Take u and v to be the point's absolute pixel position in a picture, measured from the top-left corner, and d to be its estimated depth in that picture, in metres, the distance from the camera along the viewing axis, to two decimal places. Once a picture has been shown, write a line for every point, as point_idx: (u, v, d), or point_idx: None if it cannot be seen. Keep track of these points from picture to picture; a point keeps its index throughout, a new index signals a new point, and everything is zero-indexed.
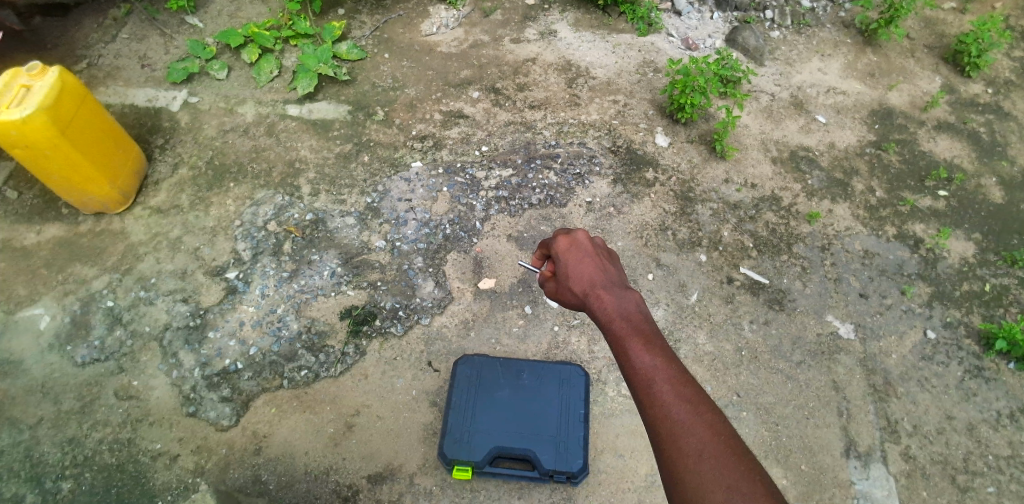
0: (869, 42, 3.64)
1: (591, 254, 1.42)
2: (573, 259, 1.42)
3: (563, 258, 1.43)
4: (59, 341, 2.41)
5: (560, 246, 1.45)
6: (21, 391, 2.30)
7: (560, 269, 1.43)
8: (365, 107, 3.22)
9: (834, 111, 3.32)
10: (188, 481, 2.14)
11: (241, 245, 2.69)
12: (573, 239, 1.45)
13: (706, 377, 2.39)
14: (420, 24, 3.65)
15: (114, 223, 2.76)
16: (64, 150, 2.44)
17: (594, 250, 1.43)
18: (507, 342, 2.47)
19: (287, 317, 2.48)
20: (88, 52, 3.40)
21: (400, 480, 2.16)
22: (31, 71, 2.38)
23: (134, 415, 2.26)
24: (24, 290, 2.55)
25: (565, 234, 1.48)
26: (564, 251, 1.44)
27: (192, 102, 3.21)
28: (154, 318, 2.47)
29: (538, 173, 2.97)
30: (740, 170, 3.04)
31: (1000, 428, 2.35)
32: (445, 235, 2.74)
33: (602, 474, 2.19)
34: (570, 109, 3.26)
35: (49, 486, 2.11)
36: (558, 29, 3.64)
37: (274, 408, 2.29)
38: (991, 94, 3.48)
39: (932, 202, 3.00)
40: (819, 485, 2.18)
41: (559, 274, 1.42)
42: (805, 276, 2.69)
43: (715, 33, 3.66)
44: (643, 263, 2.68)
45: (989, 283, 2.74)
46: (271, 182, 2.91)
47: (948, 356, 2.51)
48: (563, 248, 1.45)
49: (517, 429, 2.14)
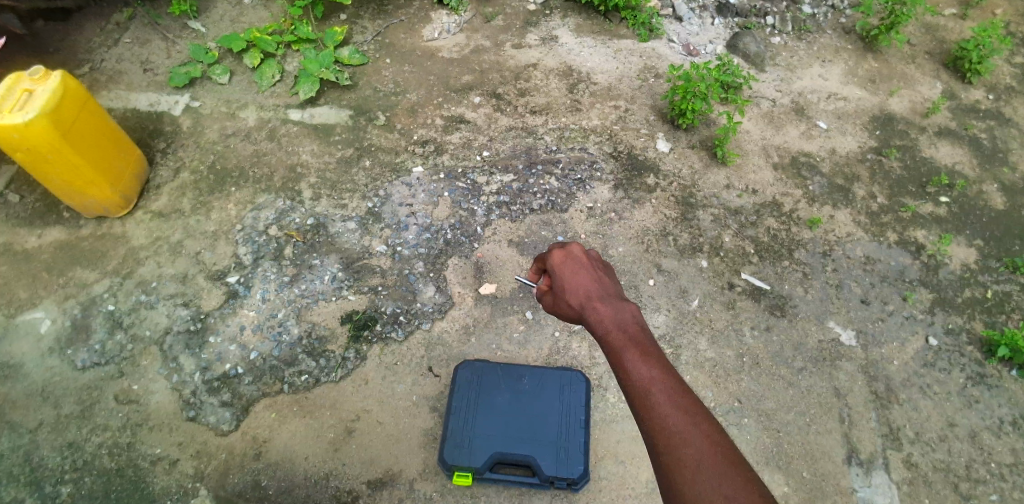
0: (869, 49, 3.65)
1: (586, 265, 1.42)
2: (569, 271, 1.41)
3: (559, 270, 1.42)
4: (59, 345, 2.41)
5: (555, 259, 1.45)
6: (21, 395, 2.30)
7: (556, 282, 1.42)
8: (367, 112, 3.23)
9: (835, 116, 3.33)
10: (187, 486, 2.14)
11: (242, 249, 2.69)
12: (568, 251, 1.44)
13: (707, 383, 2.39)
14: (421, 29, 3.66)
15: (115, 227, 2.76)
16: (66, 154, 2.44)
17: (589, 262, 1.43)
18: (508, 347, 2.46)
19: (288, 322, 2.48)
20: (91, 56, 3.42)
21: (400, 486, 2.16)
22: (33, 75, 2.37)
23: (134, 420, 2.25)
24: (25, 294, 2.55)
25: (559, 246, 1.48)
26: (559, 263, 1.43)
27: (194, 106, 3.22)
28: (155, 322, 2.47)
29: (539, 178, 2.98)
30: (741, 176, 3.04)
31: (1003, 435, 2.34)
32: (446, 240, 2.74)
33: (603, 480, 2.18)
34: (571, 115, 3.27)
35: (49, 491, 2.11)
36: (559, 35, 3.65)
37: (274, 413, 2.28)
38: (992, 100, 3.48)
39: (933, 208, 3.00)
40: (820, 492, 2.18)
41: (555, 287, 1.42)
42: (807, 282, 2.69)
43: (716, 39, 3.67)
44: (644, 269, 2.68)
45: (991, 290, 2.73)
46: (273, 187, 2.91)
47: (950, 363, 2.50)
48: (558, 260, 1.45)
49: (517, 435, 2.14)
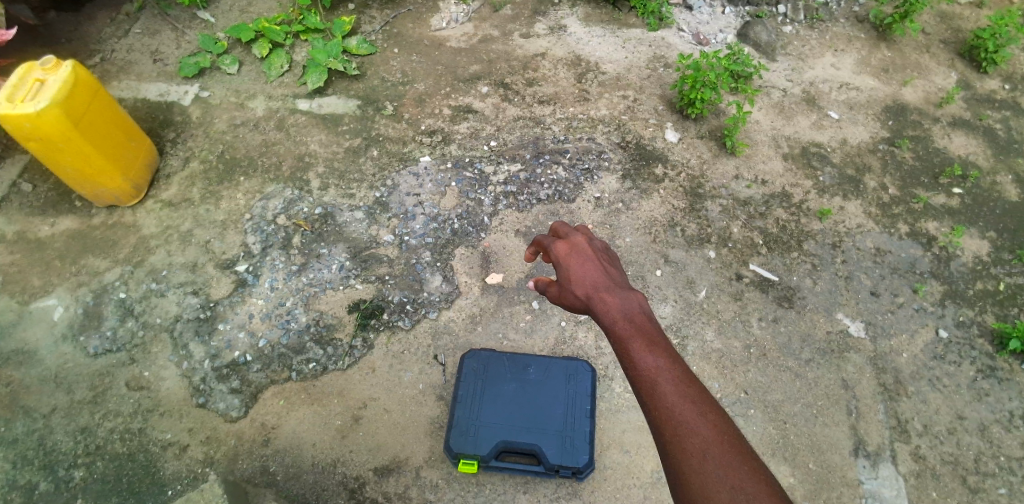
0: (883, 38, 3.60)
1: (593, 257, 1.42)
2: (575, 264, 1.41)
3: (564, 263, 1.42)
4: (72, 331, 2.44)
5: (561, 251, 1.45)
6: (35, 380, 2.34)
7: (563, 273, 1.42)
8: (375, 102, 3.23)
9: (847, 106, 3.28)
10: (198, 471, 2.17)
11: (251, 238, 2.71)
12: (574, 244, 1.45)
13: (713, 374, 2.38)
14: (430, 19, 3.65)
15: (126, 216, 2.79)
16: (77, 144, 2.46)
17: (595, 254, 1.43)
18: (514, 337, 2.47)
19: (296, 310, 2.50)
20: (101, 46, 3.44)
21: (407, 473, 2.17)
22: (44, 65, 2.39)
23: (145, 406, 2.28)
24: (38, 281, 2.59)
25: (565, 240, 1.49)
26: (565, 256, 1.44)
27: (204, 96, 3.24)
28: (165, 310, 2.49)
29: (547, 168, 2.97)
30: (750, 166, 3.01)
31: (1013, 429, 2.31)
32: (453, 230, 2.74)
33: (608, 470, 2.19)
34: (580, 104, 3.25)
35: (63, 474, 2.15)
36: (568, 24, 3.63)
37: (282, 400, 2.30)
38: (1007, 90, 3.42)
39: (946, 199, 2.96)
40: (827, 484, 2.17)
41: (562, 278, 1.41)
42: (816, 273, 2.67)
43: (726, 27, 3.63)
44: (651, 259, 2.67)
45: (1004, 283, 2.70)
46: (281, 176, 2.92)
47: (960, 355, 2.48)
48: (563, 253, 1.46)
49: (523, 424, 2.14)
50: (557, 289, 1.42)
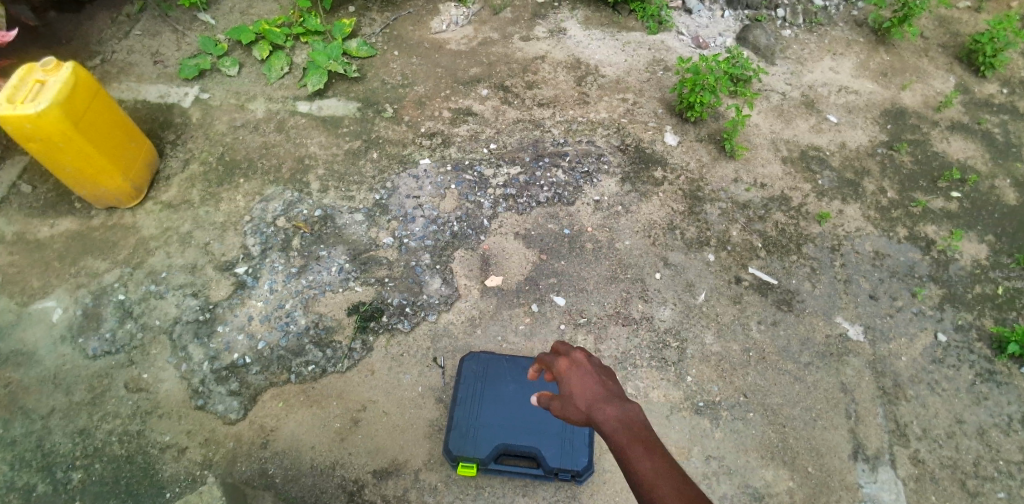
0: (882, 42, 3.61)
1: (590, 369, 1.34)
2: (573, 376, 1.33)
3: (562, 377, 1.34)
4: (71, 333, 2.44)
5: (557, 364, 1.37)
6: (33, 382, 2.33)
7: (562, 388, 1.33)
8: (375, 104, 3.23)
9: (846, 110, 3.29)
10: (196, 473, 2.16)
11: (251, 240, 2.71)
12: (568, 355, 1.38)
13: (712, 377, 2.38)
14: (430, 21, 3.66)
15: (125, 217, 2.79)
16: (78, 144, 2.46)
17: (591, 364, 1.36)
18: (513, 339, 2.46)
19: (296, 312, 2.49)
20: (101, 48, 3.44)
21: (406, 475, 2.17)
22: (45, 66, 2.39)
23: (144, 408, 2.28)
24: (37, 282, 2.59)
25: (560, 352, 1.41)
26: (561, 369, 1.36)
27: (204, 98, 3.24)
28: (164, 312, 2.49)
29: (547, 170, 2.97)
30: (750, 170, 3.02)
31: (1012, 432, 2.31)
32: (453, 232, 2.75)
33: (607, 473, 2.18)
34: (579, 107, 3.26)
35: (61, 476, 2.14)
36: (568, 27, 3.64)
37: (281, 402, 2.30)
38: (1006, 94, 3.43)
39: (945, 203, 2.96)
40: (826, 487, 2.17)
41: (561, 394, 1.32)
42: (815, 276, 2.67)
43: (726, 31, 3.64)
44: (651, 262, 2.68)
45: (1002, 286, 2.70)
46: (281, 178, 2.93)
47: (959, 359, 2.48)
48: (558, 365, 1.38)
49: (522, 426, 2.14)
50: (557, 405, 1.32)
